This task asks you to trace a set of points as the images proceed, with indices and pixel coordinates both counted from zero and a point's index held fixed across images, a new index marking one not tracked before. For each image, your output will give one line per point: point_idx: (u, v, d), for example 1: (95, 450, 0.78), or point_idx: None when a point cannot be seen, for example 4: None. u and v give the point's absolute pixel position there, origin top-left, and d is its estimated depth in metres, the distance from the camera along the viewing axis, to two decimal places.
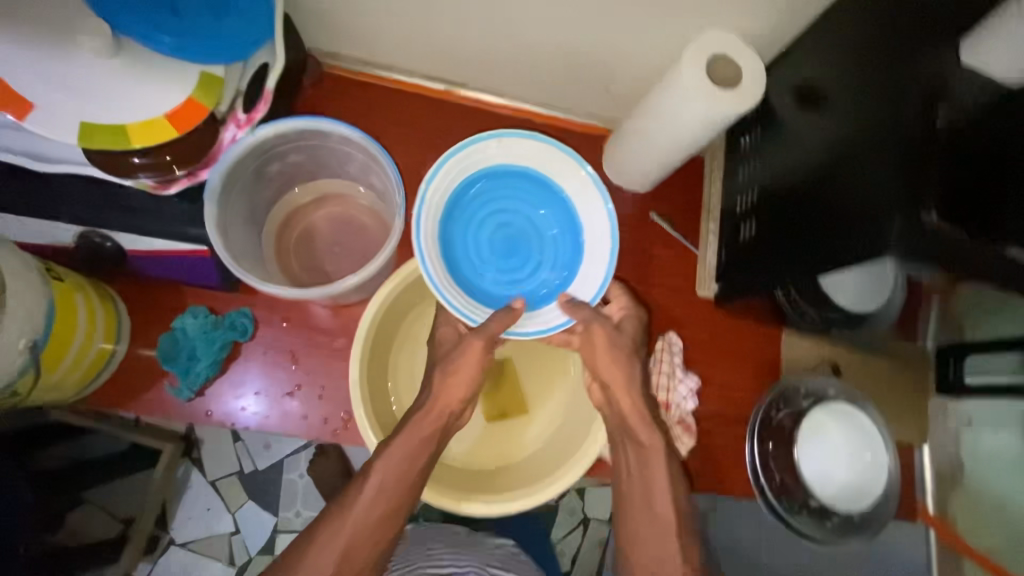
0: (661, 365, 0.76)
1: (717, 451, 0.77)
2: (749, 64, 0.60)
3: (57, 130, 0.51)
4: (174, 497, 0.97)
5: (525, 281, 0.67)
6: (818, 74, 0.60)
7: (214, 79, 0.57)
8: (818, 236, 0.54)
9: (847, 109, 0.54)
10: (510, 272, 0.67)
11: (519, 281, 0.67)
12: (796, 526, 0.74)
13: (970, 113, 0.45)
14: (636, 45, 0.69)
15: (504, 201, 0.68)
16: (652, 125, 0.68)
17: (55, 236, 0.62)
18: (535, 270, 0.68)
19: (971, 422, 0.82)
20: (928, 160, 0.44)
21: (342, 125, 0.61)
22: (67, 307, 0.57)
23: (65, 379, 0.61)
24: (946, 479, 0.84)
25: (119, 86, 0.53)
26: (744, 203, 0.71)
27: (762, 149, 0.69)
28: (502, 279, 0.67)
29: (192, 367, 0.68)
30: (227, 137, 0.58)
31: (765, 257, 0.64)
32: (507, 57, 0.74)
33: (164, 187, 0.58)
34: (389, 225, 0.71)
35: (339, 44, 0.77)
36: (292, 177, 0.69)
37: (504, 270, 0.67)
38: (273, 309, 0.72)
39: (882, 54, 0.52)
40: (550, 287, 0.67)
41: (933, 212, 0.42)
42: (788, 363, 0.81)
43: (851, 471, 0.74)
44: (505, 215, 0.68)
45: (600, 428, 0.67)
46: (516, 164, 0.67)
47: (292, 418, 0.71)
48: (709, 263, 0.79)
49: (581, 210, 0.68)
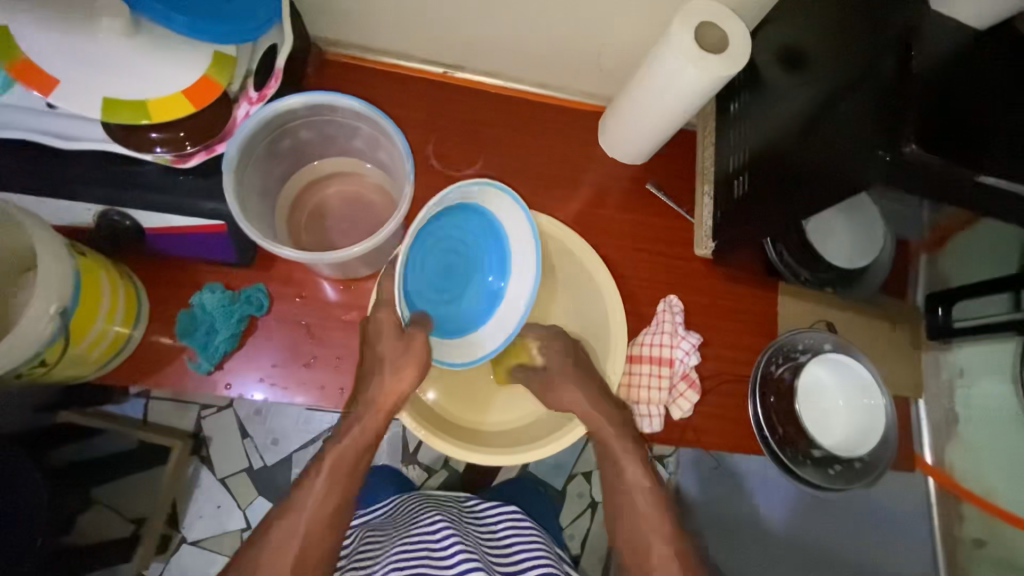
0: (663, 325, 0.78)
1: (722, 408, 0.79)
2: (734, 28, 0.64)
3: (81, 105, 0.54)
4: (184, 496, 1.00)
5: (444, 305, 0.72)
6: (798, 34, 0.63)
7: (226, 57, 0.60)
8: (807, 180, 0.57)
9: (827, 61, 0.57)
10: (437, 291, 0.72)
11: (438, 303, 0.72)
12: (802, 477, 0.77)
13: (942, 51, 0.49)
14: (628, 20, 0.72)
15: (458, 237, 0.71)
16: (643, 95, 0.72)
17: (76, 216, 0.64)
18: (456, 301, 0.72)
19: (964, 373, 0.86)
20: (906, 95, 0.47)
21: (350, 99, 0.65)
22: (91, 280, 0.61)
23: (88, 353, 0.64)
24: (943, 429, 0.88)
25: (137, 63, 0.55)
26: (736, 163, 0.74)
27: (751, 111, 0.72)
28: (428, 296, 0.71)
29: (211, 341, 0.71)
30: (240, 113, 0.62)
31: (759, 211, 0.67)
32: (505, 38, 0.77)
33: (183, 161, 0.61)
34: (395, 199, 0.74)
35: (341, 30, 0.79)
36: (303, 154, 0.73)
37: (435, 288, 0.72)
38: (287, 285, 0.75)
39: (859, 6, 0.55)
40: (458, 324, 0.72)
41: (913, 142, 0.46)
42: (785, 319, 0.82)
43: (847, 416, 0.80)
44: (456, 244, 0.72)
45: (567, 432, 0.73)
46: (496, 210, 0.72)
47: (310, 388, 0.74)
48: (706, 223, 0.81)
49: (518, 271, 0.72)
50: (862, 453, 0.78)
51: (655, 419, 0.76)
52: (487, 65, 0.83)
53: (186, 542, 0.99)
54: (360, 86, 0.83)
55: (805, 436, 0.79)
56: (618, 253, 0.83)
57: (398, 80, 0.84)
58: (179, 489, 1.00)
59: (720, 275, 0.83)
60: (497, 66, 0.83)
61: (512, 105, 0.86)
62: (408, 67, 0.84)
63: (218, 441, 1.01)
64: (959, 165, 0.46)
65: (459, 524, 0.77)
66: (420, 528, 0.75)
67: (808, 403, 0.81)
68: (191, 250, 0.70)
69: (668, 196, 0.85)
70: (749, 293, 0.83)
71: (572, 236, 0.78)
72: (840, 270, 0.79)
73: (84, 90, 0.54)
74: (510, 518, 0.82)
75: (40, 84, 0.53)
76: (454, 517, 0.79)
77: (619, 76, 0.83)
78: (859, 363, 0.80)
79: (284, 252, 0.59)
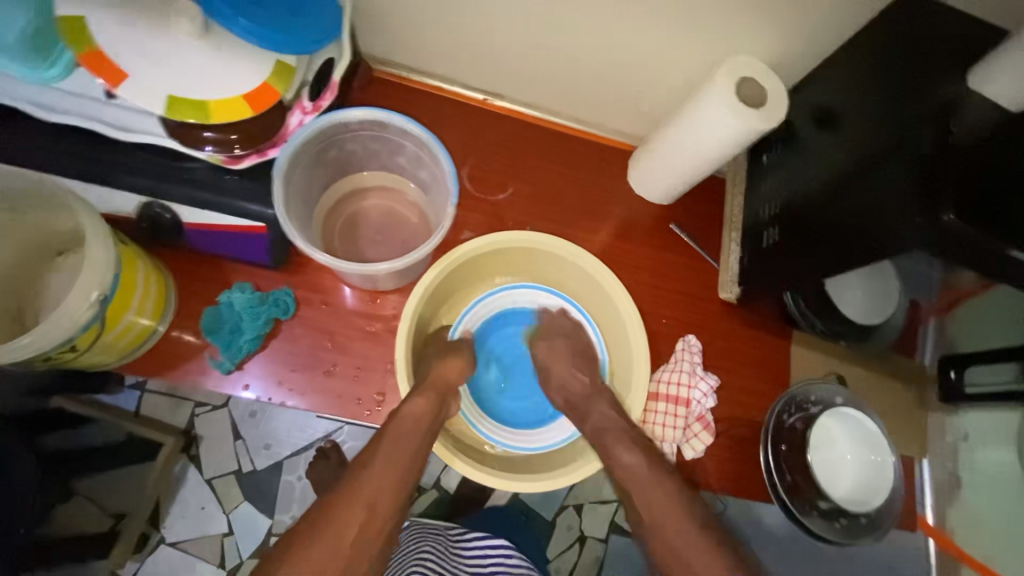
0: (682, 364, 0.80)
1: (731, 454, 0.79)
2: (771, 84, 0.66)
3: (145, 98, 0.55)
4: (167, 497, 1.01)
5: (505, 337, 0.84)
6: (834, 102, 0.67)
7: (287, 68, 0.60)
8: (839, 238, 0.59)
9: (859, 129, 0.60)
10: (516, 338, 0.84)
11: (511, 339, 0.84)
12: (808, 527, 0.77)
13: (976, 130, 0.51)
14: (670, 66, 0.75)
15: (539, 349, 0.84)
16: (679, 142, 0.74)
17: (118, 206, 0.64)
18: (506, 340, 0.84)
19: (968, 438, 0.88)
20: (945, 167, 0.49)
21: (402, 118, 0.67)
22: (128, 268, 0.62)
23: (115, 343, 0.64)
24: (945, 493, 0.90)
25: (202, 62, 0.57)
26: (767, 214, 0.76)
27: (784, 165, 0.75)
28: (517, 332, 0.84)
29: (234, 340, 0.71)
30: (294, 121, 0.63)
31: (785, 262, 0.69)
32: (551, 74, 0.80)
33: (236, 162, 0.62)
34: (431, 218, 0.76)
35: (391, 50, 0.82)
36: (346, 165, 0.75)
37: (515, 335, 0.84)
38: (314, 290, 0.76)
39: (896, 83, 0.58)
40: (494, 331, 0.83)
41: (951, 212, 0.47)
42: (797, 369, 0.83)
43: (857, 470, 0.81)
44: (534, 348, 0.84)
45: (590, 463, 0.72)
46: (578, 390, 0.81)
47: (324, 397, 0.73)
48: (731, 267, 0.83)
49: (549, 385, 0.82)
50: (868, 508, 0.79)
51: (666, 458, 0.77)
52: (528, 95, 0.86)
53: (164, 543, 1.00)
54: (402, 103, 0.85)
55: (813, 487, 0.79)
56: (639, 287, 0.84)
57: (440, 101, 0.86)
58: (164, 489, 1.01)
59: (738, 320, 0.84)
60: (538, 97, 0.86)
61: (547, 135, 0.88)
62: (450, 90, 0.87)
63: (208, 442, 1.04)
64: (995, 238, 0.47)
65: (445, 562, 0.76)
66: (409, 560, 0.75)
67: (818, 454, 0.81)
68: (226, 247, 0.70)
69: (693, 237, 0.87)
70: (765, 339, 0.84)
71: (594, 263, 0.78)
72: (854, 324, 0.80)
73: (148, 84, 0.55)
74: (500, 552, 0.80)
75: (108, 74, 0.55)
76: (439, 551, 0.78)
77: (654, 118, 0.86)
78: (869, 418, 0.80)
79: (318, 257, 0.60)
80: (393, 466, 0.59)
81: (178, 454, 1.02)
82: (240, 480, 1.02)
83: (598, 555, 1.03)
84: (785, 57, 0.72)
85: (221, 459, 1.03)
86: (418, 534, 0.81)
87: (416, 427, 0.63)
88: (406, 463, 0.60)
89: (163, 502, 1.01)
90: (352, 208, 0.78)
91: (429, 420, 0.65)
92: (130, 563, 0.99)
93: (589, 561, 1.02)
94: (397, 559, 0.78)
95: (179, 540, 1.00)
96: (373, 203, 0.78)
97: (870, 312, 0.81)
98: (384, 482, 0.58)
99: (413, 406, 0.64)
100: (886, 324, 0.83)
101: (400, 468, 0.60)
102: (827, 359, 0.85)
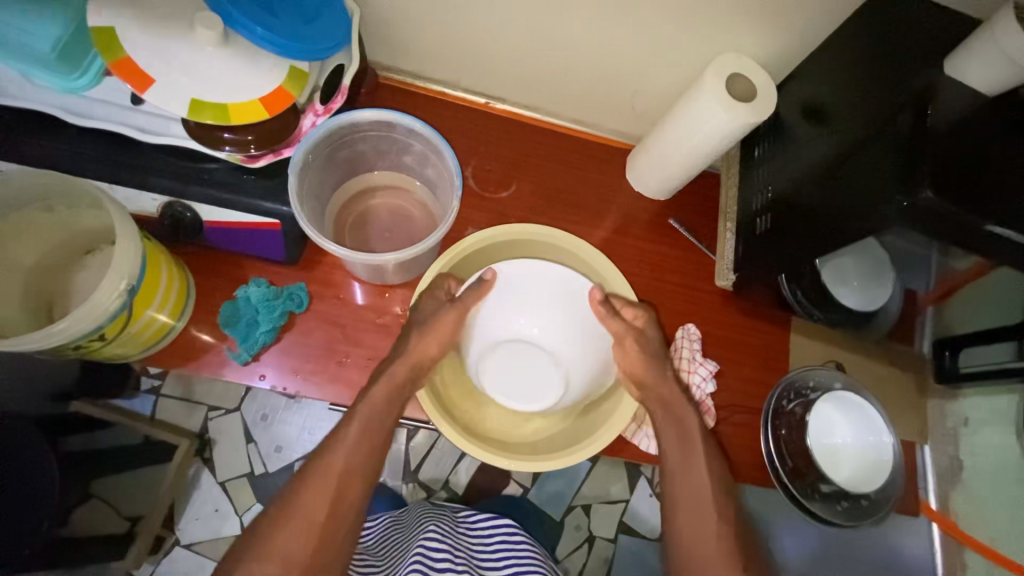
0: (681, 352, 0.82)
1: (733, 440, 0.81)
2: (761, 79, 0.69)
3: (168, 101, 0.59)
4: (182, 498, 1.03)
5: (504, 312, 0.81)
6: (821, 94, 0.70)
7: (300, 73, 0.64)
8: (829, 220, 0.61)
9: (846, 117, 0.63)
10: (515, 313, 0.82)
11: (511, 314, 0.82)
12: (812, 511, 0.79)
13: (955, 112, 0.54)
14: (663, 66, 0.78)
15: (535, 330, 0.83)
16: (674, 137, 0.77)
17: (142, 206, 0.68)
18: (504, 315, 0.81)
19: (967, 422, 0.90)
20: (925, 145, 0.51)
21: (409, 117, 0.71)
22: (152, 263, 0.65)
23: (137, 335, 0.67)
24: (947, 477, 0.92)
25: (221, 68, 0.60)
26: (759, 204, 0.79)
27: (775, 156, 0.77)
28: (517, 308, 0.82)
29: (251, 333, 0.74)
30: (306, 123, 0.67)
31: (779, 248, 0.72)
32: (549, 78, 0.84)
33: (252, 160, 0.65)
34: (438, 214, 0.80)
35: (397, 58, 0.86)
36: (355, 166, 0.78)
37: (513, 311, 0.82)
38: (326, 286, 0.79)
39: (880, 72, 0.61)
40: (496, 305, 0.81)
41: (929, 188, 0.50)
42: (795, 356, 0.85)
43: (858, 451, 0.83)
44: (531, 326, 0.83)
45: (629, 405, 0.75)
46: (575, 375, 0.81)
47: (337, 387, 0.76)
48: (727, 257, 0.86)
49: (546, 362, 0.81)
50: (868, 491, 0.81)
51: None
52: (528, 97, 0.89)
53: (178, 545, 1.02)
54: (407, 107, 0.89)
55: (815, 470, 0.81)
56: (639, 279, 0.87)
57: (444, 105, 0.90)
58: (178, 492, 1.03)
59: (736, 309, 0.86)
60: (537, 100, 0.89)
61: (547, 136, 0.92)
62: (454, 95, 0.91)
63: (221, 445, 1.06)
64: (973, 213, 0.50)
65: (451, 537, 0.78)
66: (416, 536, 0.78)
67: (818, 440, 0.83)
68: (243, 244, 0.73)
69: (690, 230, 0.89)
70: (763, 327, 0.86)
71: (594, 254, 0.81)
72: (850, 311, 0.83)
73: (172, 89, 0.59)
74: (503, 530, 0.83)
75: (136, 79, 0.58)
76: (448, 527, 0.81)
77: (649, 118, 0.89)
78: (869, 402, 0.82)
79: (331, 246, 0.64)
80: (363, 444, 0.67)
81: (192, 456, 1.04)
82: (252, 483, 1.05)
83: (607, 556, 1.03)
84: (774, 54, 0.75)
85: (234, 460, 1.06)
86: (424, 515, 0.84)
87: (382, 413, 0.69)
88: (374, 443, 0.67)
89: (178, 506, 1.03)
90: (361, 207, 0.81)
91: (393, 407, 0.70)
92: (146, 564, 1.01)
93: (599, 561, 1.03)
94: (406, 538, 0.80)
95: (193, 541, 1.02)
96: (381, 202, 0.82)
97: (867, 297, 0.83)
98: (353, 460, 0.65)
99: (372, 399, 0.69)
100: (882, 311, 0.85)
101: (368, 449, 0.67)
102: (825, 347, 0.87)
